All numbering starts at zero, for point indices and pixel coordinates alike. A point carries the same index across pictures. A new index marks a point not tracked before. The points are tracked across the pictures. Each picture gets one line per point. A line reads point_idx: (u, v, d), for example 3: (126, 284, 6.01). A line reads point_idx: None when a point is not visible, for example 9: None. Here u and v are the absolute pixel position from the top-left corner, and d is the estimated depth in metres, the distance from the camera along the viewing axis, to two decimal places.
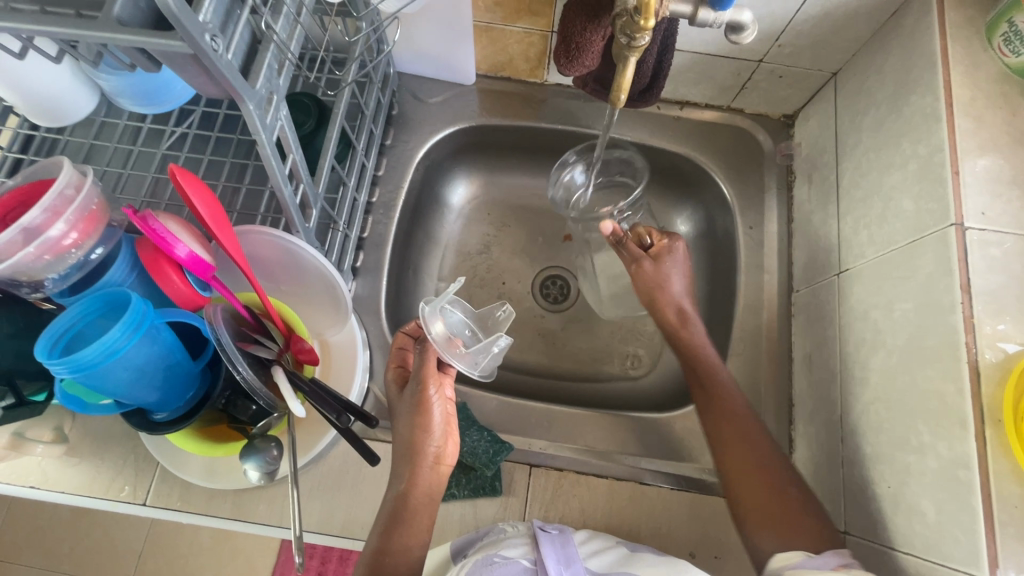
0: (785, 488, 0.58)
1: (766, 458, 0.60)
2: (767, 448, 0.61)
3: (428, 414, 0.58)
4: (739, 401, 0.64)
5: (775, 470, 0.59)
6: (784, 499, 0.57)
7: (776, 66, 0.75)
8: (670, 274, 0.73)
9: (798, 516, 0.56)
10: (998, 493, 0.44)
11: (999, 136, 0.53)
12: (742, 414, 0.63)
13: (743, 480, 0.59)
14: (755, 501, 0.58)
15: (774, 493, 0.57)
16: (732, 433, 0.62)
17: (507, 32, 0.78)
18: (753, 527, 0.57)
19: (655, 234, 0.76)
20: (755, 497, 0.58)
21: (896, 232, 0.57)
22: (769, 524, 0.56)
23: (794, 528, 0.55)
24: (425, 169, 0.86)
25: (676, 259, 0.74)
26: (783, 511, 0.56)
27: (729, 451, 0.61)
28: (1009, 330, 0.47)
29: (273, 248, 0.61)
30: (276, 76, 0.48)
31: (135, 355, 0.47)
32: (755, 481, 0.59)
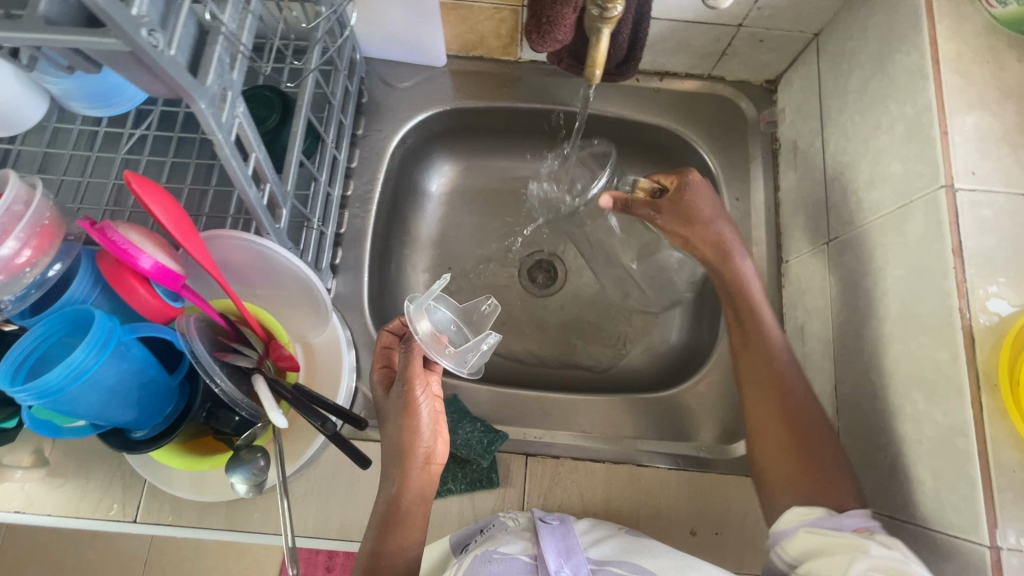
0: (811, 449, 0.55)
1: (802, 408, 0.57)
2: (800, 395, 0.58)
3: (416, 415, 0.56)
4: (780, 353, 0.61)
5: (809, 420, 0.57)
6: (808, 451, 0.55)
7: (756, 29, 0.73)
8: (692, 204, 0.64)
9: (819, 465, 0.54)
10: (996, 460, 0.43)
11: (988, 92, 0.51)
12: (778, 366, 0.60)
13: (765, 436, 0.58)
14: (774, 454, 0.56)
15: (799, 445, 0.56)
16: (758, 376, 0.60)
17: (475, 9, 0.74)
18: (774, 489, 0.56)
19: (661, 177, 0.67)
20: (779, 449, 0.56)
21: (885, 197, 0.56)
22: (785, 474, 0.55)
23: (814, 482, 0.54)
24: (401, 158, 0.83)
25: (692, 191, 0.64)
26: (806, 462, 0.55)
27: (760, 399, 0.59)
28: (1002, 292, 0.46)
29: (245, 253, 0.58)
30: (229, 70, 0.45)
31: (104, 374, 0.46)
32: (779, 438, 0.57)
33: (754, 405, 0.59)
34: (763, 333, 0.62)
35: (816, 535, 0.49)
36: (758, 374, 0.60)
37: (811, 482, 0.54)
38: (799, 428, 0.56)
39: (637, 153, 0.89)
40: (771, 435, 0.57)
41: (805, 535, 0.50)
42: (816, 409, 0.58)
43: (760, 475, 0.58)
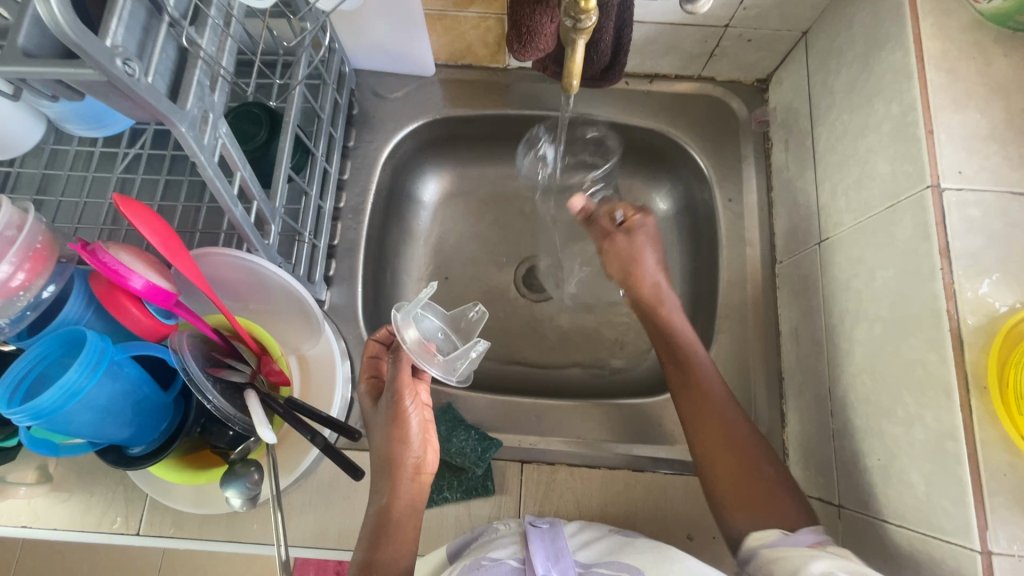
0: (755, 471, 0.57)
1: (743, 438, 0.59)
2: (739, 425, 0.60)
3: (405, 425, 0.57)
4: (712, 383, 0.63)
5: (752, 447, 0.59)
6: (757, 477, 0.57)
7: (743, 29, 0.72)
8: (643, 249, 0.71)
9: (767, 491, 0.56)
10: (986, 464, 0.42)
11: (975, 88, 0.50)
12: (713, 395, 0.62)
13: (715, 465, 0.59)
14: (729, 486, 0.57)
15: (748, 473, 0.57)
16: (700, 412, 0.61)
17: (461, 18, 0.75)
18: (729, 511, 0.57)
19: (626, 208, 0.73)
20: (731, 481, 0.57)
21: (874, 197, 0.55)
22: (740, 504, 0.56)
23: (766, 508, 0.55)
24: (393, 167, 0.84)
25: (649, 233, 0.72)
26: (755, 491, 0.56)
27: (707, 434, 0.60)
28: (991, 292, 0.45)
29: (236, 270, 0.60)
30: (210, 93, 0.45)
31: (98, 395, 0.47)
32: (727, 464, 0.58)
33: (701, 441, 0.60)
34: (701, 369, 0.64)
35: (776, 550, 0.50)
36: (701, 411, 0.61)
37: (764, 509, 0.55)
38: (740, 452, 0.59)
39: (630, 156, 0.89)
40: (721, 468, 0.58)
41: (767, 551, 0.51)
42: (753, 436, 0.60)
43: (715, 505, 0.58)
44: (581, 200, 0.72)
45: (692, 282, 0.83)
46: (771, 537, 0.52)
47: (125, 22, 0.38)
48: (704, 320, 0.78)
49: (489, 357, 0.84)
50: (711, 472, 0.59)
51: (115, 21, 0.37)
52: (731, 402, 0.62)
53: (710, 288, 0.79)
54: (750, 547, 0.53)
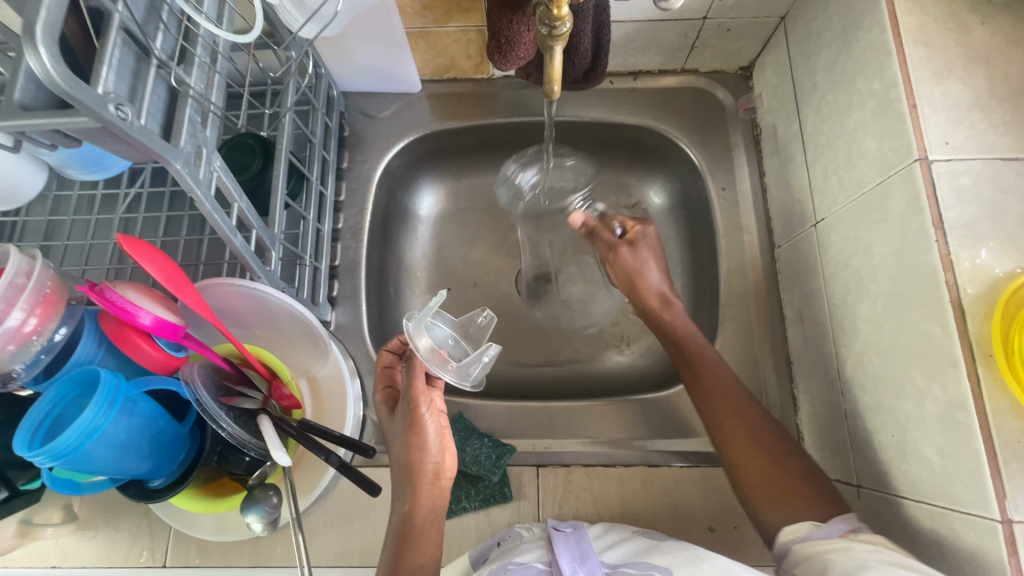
0: (783, 463, 0.57)
1: (768, 430, 0.59)
2: (762, 419, 0.60)
3: (422, 432, 0.56)
4: (731, 382, 0.63)
5: (776, 439, 0.59)
6: (785, 468, 0.56)
7: (722, 20, 0.73)
8: (647, 260, 0.71)
9: (799, 481, 0.55)
10: (998, 432, 0.42)
11: (954, 59, 0.50)
12: (736, 393, 0.62)
13: (745, 459, 0.58)
14: (758, 479, 0.56)
15: (776, 464, 0.57)
16: (722, 409, 0.61)
17: (442, 34, 0.76)
18: (759, 503, 0.56)
19: (626, 220, 0.74)
20: (759, 474, 0.57)
21: (864, 174, 0.55)
22: (769, 495, 0.56)
23: (797, 498, 0.55)
24: (387, 185, 0.85)
25: (651, 244, 0.72)
26: (788, 481, 0.56)
27: (730, 431, 0.60)
28: (988, 260, 0.45)
29: (240, 297, 0.60)
30: (202, 128, 0.47)
31: (115, 431, 0.48)
32: (756, 457, 0.58)
33: (726, 437, 0.60)
34: (720, 366, 0.64)
35: (810, 545, 0.50)
36: (722, 408, 0.61)
37: (795, 498, 0.54)
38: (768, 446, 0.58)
39: (620, 154, 0.89)
40: (749, 461, 0.58)
41: (804, 546, 0.51)
42: (778, 430, 0.60)
43: (745, 498, 0.57)
44: (581, 216, 0.73)
45: (694, 273, 0.83)
46: (803, 529, 0.52)
47: (115, 68, 0.39)
48: (708, 310, 0.78)
49: (498, 365, 0.85)
50: (739, 466, 0.58)
51: (106, 69, 0.38)
52: (750, 398, 0.62)
53: (711, 278, 0.79)
54: (785, 543, 0.52)
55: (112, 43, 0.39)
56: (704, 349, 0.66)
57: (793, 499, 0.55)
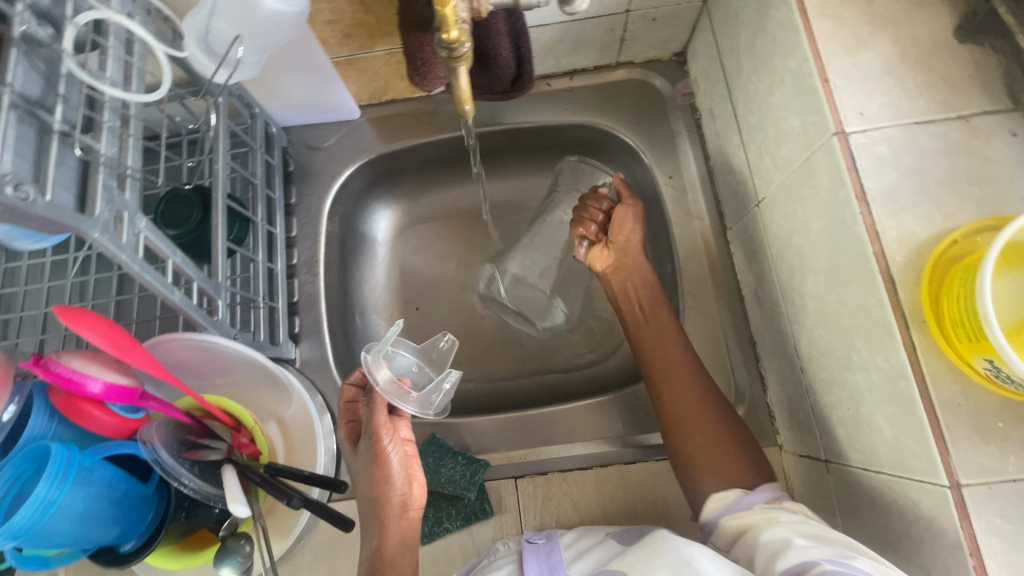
0: (724, 429, 0.60)
1: (708, 395, 0.63)
2: (707, 388, 0.63)
3: (386, 465, 0.56)
4: (681, 351, 0.66)
5: (714, 402, 0.62)
6: (723, 434, 0.60)
7: (645, 10, 0.72)
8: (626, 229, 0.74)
9: (733, 450, 0.59)
10: (938, 398, 0.42)
11: (861, 29, 0.50)
12: (685, 362, 0.65)
13: (690, 424, 0.61)
14: (697, 446, 0.59)
15: (712, 426, 0.60)
16: (668, 371, 0.65)
17: (370, 59, 0.75)
18: (697, 468, 0.59)
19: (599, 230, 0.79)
20: (694, 436, 0.60)
21: (792, 151, 0.55)
22: (706, 461, 0.59)
23: (729, 463, 0.58)
24: (341, 214, 0.85)
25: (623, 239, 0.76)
26: (720, 444, 0.59)
27: (677, 398, 0.63)
28: (913, 227, 0.45)
29: (191, 350, 0.60)
30: (119, 193, 0.46)
31: (72, 502, 0.48)
32: (698, 423, 0.61)
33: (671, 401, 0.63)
34: (671, 331, 0.67)
35: (736, 517, 0.53)
36: (673, 375, 0.64)
37: (723, 463, 0.58)
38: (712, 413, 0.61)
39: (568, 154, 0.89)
40: (687, 421, 0.61)
41: (729, 518, 0.54)
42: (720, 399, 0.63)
43: (685, 466, 0.60)
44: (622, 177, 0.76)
45: (654, 263, 0.83)
46: (728, 499, 0.55)
47: (11, 147, 0.39)
48: (671, 299, 0.78)
49: (472, 379, 0.85)
50: (678, 429, 0.61)
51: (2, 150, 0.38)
52: (700, 367, 0.65)
53: (670, 267, 0.79)
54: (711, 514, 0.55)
55: (5, 124, 0.39)
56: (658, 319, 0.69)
57: (728, 467, 0.58)
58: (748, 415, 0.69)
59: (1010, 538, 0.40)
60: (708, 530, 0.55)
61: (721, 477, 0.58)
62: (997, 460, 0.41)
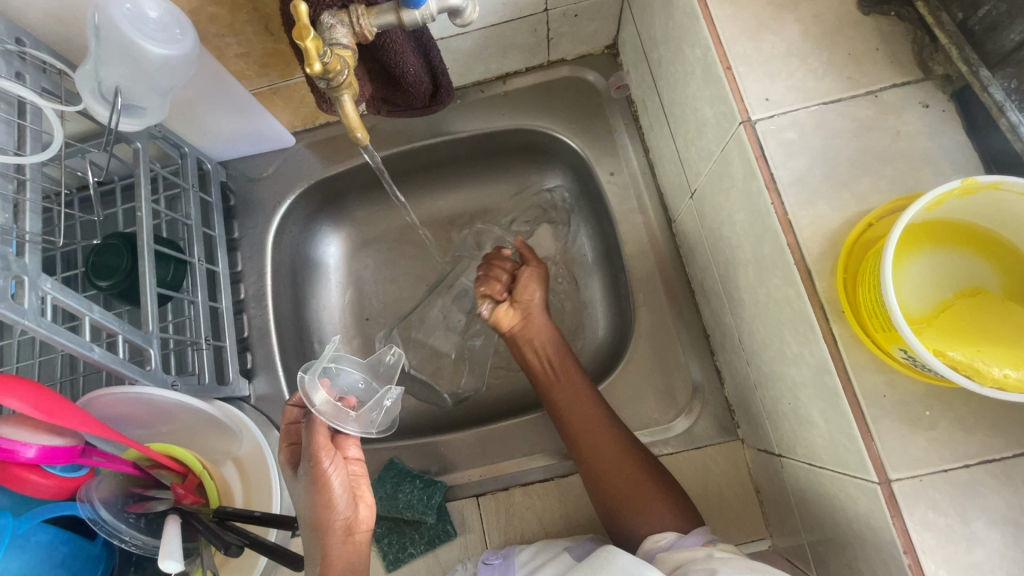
0: (644, 477, 0.61)
1: (623, 444, 0.63)
2: (621, 437, 0.63)
3: (328, 489, 0.53)
4: (592, 403, 0.65)
5: (633, 452, 0.62)
6: (644, 483, 0.60)
7: (564, 7, 0.70)
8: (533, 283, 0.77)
9: (655, 496, 0.59)
10: (862, 391, 0.40)
11: (762, 10, 0.48)
12: (598, 416, 0.64)
13: (612, 480, 0.61)
14: (620, 499, 0.60)
15: (632, 474, 0.61)
16: (585, 429, 0.64)
17: (293, 86, 0.74)
18: (628, 519, 0.59)
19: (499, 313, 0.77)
20: (616, 488, 0.60)
21: (711, 141, 0.54)
22: (632, 512, 0.59)
23: (654, 509, 0.59)
24: (287, 244, 0.84)
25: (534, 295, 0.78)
26: (647, 493, 0.60)
27: (594, 455, 0.63)
28: (826, 213, 0.43)
29: (129, 403, 0.59)
30: (17, 258, 0.46)
31: (7, 570, 0.49)
32: (619, 476, 0.61)
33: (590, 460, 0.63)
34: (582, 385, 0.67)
35: (674, 553, 0.54)
36: (587, 431, 0.64)
37: (647, 509, 0.59)
38: (630, 463, 0.61)
39: (512, 158, 0.87)
40: (607, 475, 0.61)
41: (666, 553, 0.54)
42: (636, 446, 0.63)
43: (617, 520, 0.60)
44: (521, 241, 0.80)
45: (606, 262, 0.81)
46: (667, 538, 0.56)
47: None
48: (625, 298, 0.77)
49: (435, 396, 0.84)
50: (600, 484, 0.62)
51: None
52: (611, 417, 0.65)
53: (620, 266, 0.78)
54: (649, 551, 0.56)
55: None
56: (568, 375, 0.68)
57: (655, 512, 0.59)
58: (706, 411, 0.68)
59: (944, 531, 0.38)
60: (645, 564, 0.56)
61: (651, 524, 0.58)
62: (926, 451, 0.39)
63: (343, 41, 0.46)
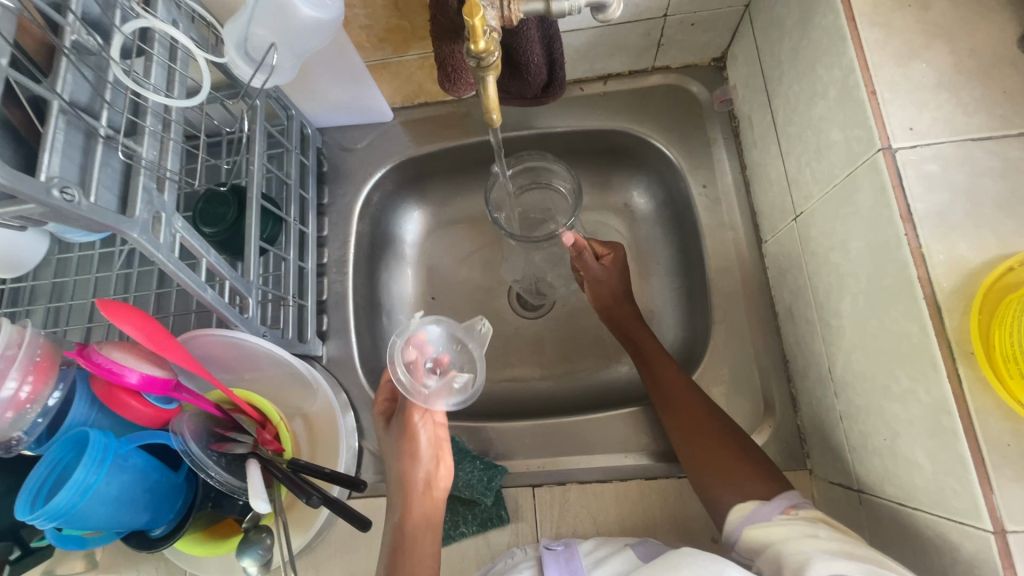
0: (732, 447, 0.61)
1: (713, 415, 0.64)
2: (709, 410, 0.65)
3: (416, 442, 0.61)
4: (680, 377, 0.68)
5: (725, 427, 0.63)
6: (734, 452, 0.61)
7: (683, 15, 0.70)
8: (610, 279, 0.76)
9: (746, 467, 0.60)
10: (985, 436, 0.39)
11: (914, 38, 0.47)
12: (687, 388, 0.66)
13: (699, 446, 0.62)
14: (708, 465, 0.61)
15: (721, 442, 0.62)
16: (676, 401, 0.66)
17: (404, 62, 0.76)
18: (714, 485, 0.60)
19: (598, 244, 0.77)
20: (704, 453, 0.62)
21: (834, 165, 0.53)
22: (721, 477, 0.60)
23: (744, 478, 0.59)
24: (371, 215, 0.86)
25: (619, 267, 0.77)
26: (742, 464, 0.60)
27: (682, 422, 0.64)
28: (964, 251, 0.42)
29: (222, 345, 0.63)
30: (158, 195, 0.48)
31: (108, 487, 0.50)
32: (707, 441, 0.62)
33: (676, 426, 0.65)
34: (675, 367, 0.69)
35: (762, 529, 0.54)
36: (676, 401, 0.66)
37: (740, 480, 0.59)
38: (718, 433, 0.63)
39: (599, 160, 0.88)
40: (696, 440, 0.63)
41: (754, 529, 0.54)
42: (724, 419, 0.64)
43: (703, 484, 0.61)
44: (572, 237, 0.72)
45: (684, 273, 0.81)
46: (750, 508, 0.56)
47: (60, 150, 0.42)
48: (701, 312, 0.76)
49: (494, 383, 0.84)
50: (688, 448, 0.63)
51: (49, 154, 0.41)
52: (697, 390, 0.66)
53: (701, 279, 0.77)
54: (732, 526, 0.56)
55: (53, 128, 0.41)
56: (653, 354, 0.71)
57: (745, 480, 0.59)
58: (775, 437, 0.67)
59: None
60: (730, 539, 0.56)
61: (738, 489, 0.58)
62: None
63: (493, 23, 0.45)
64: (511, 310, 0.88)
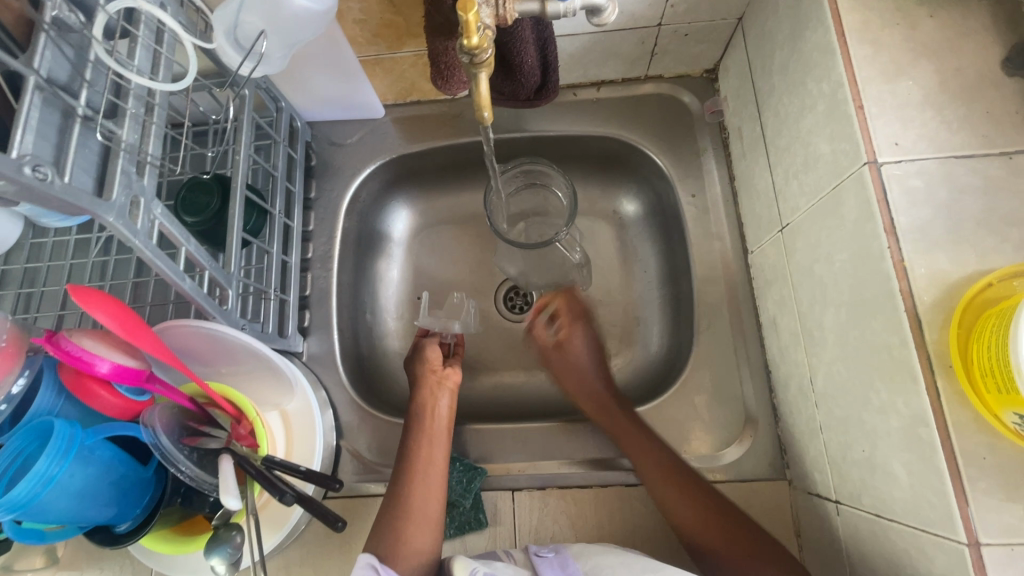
0: (725, 519, 0.59)
1: (694, 482, 0.62)
2: (690, 477, 0.63)
3: (425, 350, 0.73)
4: (647, 439, 0.66)
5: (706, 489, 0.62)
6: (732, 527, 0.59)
7: (677, 25, 0.71)
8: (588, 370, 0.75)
9: (753, 540, 0.57)
10: (961, 449, 0.40)
11: (902, 56, 0.48)
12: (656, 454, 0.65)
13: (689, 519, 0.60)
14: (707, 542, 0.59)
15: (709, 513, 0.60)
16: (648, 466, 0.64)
17: (398, 59, 0.75)
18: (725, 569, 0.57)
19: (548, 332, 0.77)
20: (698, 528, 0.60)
21: (820, 178, 0.53)
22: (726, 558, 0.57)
23: (750, 556, 0.56)
24: (359, 212, 0.85)
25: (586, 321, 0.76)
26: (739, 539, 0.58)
27: (667, 494, 0.62)
28: (945, 265, 0.43)
29: (199, 337, 0.61)
30: (137, 179, 0.47)
31: (71, 479, 0.49)
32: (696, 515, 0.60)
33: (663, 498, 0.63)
34: (645, 438, 0.67)
35: None
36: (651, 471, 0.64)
37: (745, 561, 0.56)
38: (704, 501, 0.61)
39: (590, 165, 0.88)
40: (681, 511, 0.61)
41: None
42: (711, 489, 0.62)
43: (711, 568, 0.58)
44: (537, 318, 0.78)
45: (670, 281, 0.81)
46: None
47: (35, 128, 0.41)
48: (686, 320, 0.77)
49: (477, 385, 0.84)
50: (682, 522, 0.61)
51: (23, 132, 0.40)
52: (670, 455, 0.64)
53: (687, 287, 0.77)
54: None
55: (28, 105, 0.40)
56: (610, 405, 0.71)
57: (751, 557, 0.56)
58: (756, 446, 0.67)
59: None
60: None
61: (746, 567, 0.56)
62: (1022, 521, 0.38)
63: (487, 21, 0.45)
64: (496, 312, 0.88)
